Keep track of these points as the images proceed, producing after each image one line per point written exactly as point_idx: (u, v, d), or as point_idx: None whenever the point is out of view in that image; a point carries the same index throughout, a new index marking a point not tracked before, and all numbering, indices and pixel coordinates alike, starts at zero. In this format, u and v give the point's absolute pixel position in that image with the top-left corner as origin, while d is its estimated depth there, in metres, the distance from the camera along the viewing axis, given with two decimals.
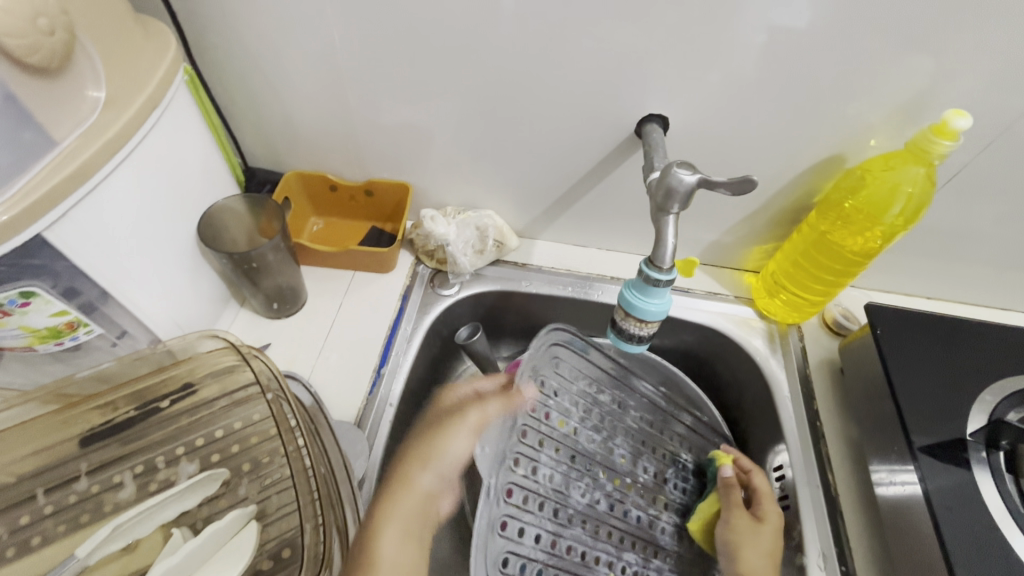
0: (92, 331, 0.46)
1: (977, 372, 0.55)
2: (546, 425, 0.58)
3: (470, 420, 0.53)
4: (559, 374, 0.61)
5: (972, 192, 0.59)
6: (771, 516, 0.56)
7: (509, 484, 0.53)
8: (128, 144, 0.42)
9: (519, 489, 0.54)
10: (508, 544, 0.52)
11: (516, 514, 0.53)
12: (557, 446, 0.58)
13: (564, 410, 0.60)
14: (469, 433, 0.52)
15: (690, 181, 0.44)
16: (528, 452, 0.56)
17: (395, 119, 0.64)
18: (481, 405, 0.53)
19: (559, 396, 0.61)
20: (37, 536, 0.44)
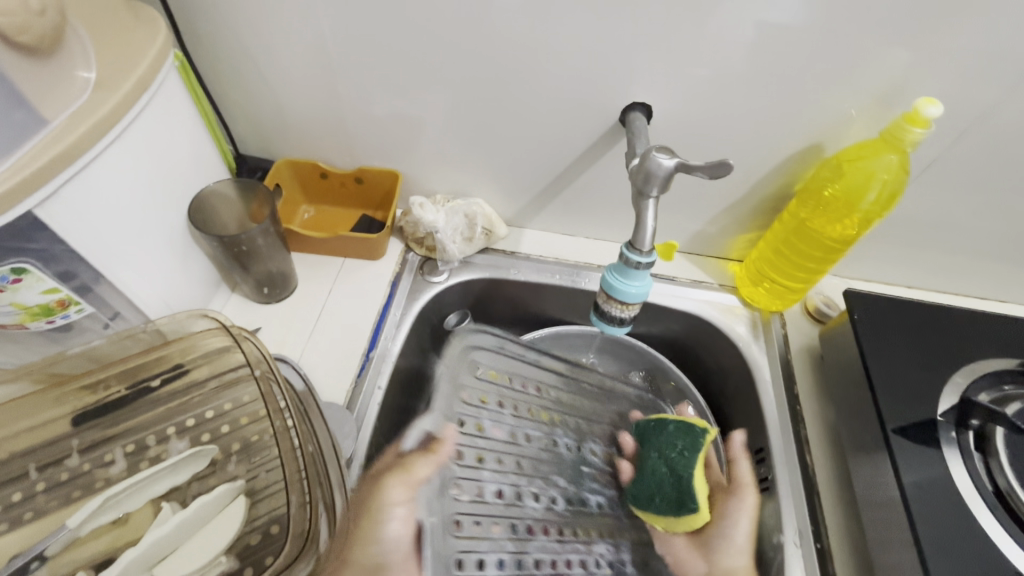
0: (84, 310, 0.47)
1: (949, 356, 0.56)
2: (483, 427, 0.60)
3: (401, 494, 0.51)
4: (484, 377, 0.63)
5: (948, 181, 0.60)
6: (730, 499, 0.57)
7: (457, 481, 0.56)
8: (118, 125, 0.43)
9: (470, 487, 0.56)
10: (463, 543, 0.54)
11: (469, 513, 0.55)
12: (501, 444, 0.60)
13: (500, 412, 0.62)
14: (401, 503, 0.51)
15: (669, 165, 0.45)
16: (471, 450, 0.58)
17: (384, 107, 0.64)
18: (407, 475, 0.52)
19: (491, 399, 0.62)
20: (30, 512, 0.45)
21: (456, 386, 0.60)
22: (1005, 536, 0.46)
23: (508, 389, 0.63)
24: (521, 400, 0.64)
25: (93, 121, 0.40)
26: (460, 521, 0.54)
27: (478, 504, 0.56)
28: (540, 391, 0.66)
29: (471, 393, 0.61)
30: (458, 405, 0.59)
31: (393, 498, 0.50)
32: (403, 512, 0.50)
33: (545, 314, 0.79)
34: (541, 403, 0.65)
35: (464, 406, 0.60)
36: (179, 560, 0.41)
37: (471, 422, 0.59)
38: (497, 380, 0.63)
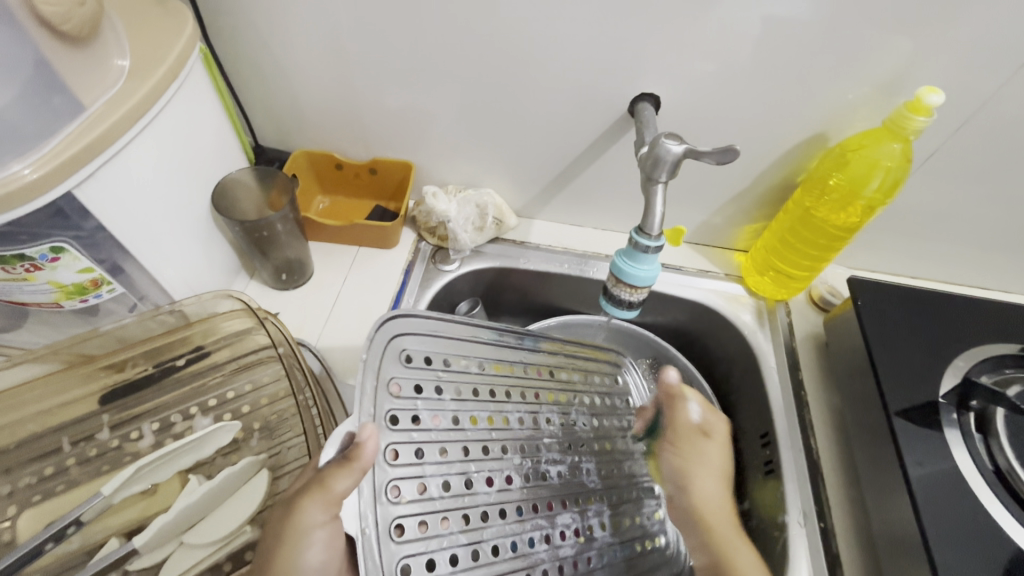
0: (115, 290, 0.49)
1: (951, 341, 0.58)
2: (427, 408, 0.45)
3: (318, 516, 0.35)
4: (419, 367, 0.46)
5: (951, 170, 0.61)
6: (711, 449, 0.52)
7: (394, 484, 0.41)
8: (150, 111, 0.45)
9: (410, 485, 0.42)
10: (407, 550, 0.40)
11: (410, 509, 0.41)
12: (448, 433, 0.46)
13: (442, 401, 0.47)
14: (320, 525, 0.35)
15: (677, 151, 0.46)
16: (409, 445, 0.43)
17: (397, 99, 0.66)
18: (321, 492, 0.35)
19: (432, 387, 0.47)
20: (62, 484, 0.47)
21: (382, 381, 0.43)
22: (1005, 512, 0.48)
23: (449, 372, 0.48)
24: (465, 381, 0.49)
25: (126, 106, 0.42)
26: (404, 523, 0.40)
27: (421, 501, 0.42)
28: (484, 368, 0.51)
29: (405, 383, 0.45)
30: (388, 399, 0.43)
31: (311, 522, 0.35)
32: (323, 534, 0.36)
33: (553, 304, 0.80)
34: (492, 379, 0.52)
35: (398, 399, 0.43)
36: (205, 528, 0.44)
37: (406, 417, 0.44)
38: (444, 362, 0.48)
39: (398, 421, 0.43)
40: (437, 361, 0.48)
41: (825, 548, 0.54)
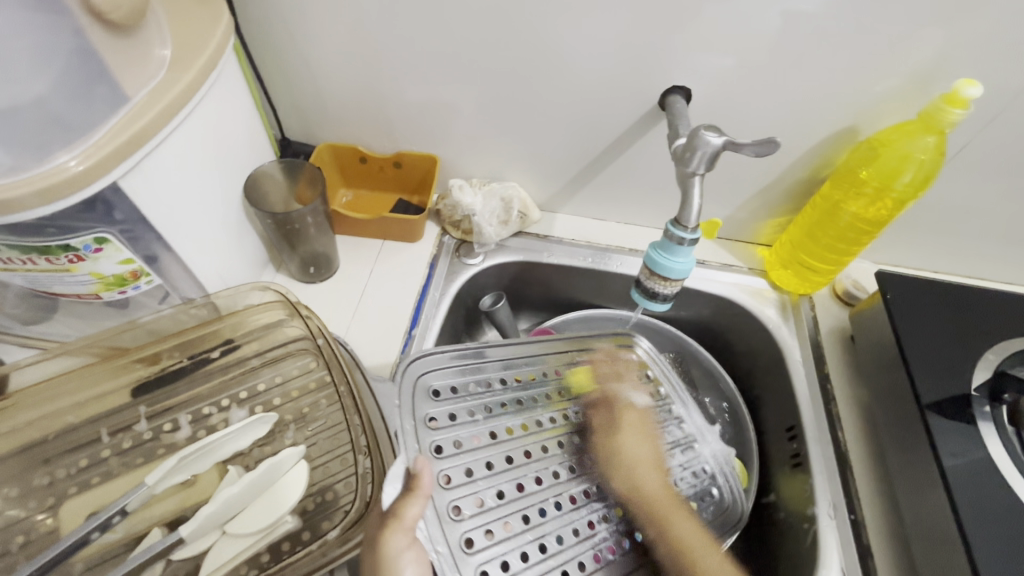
0: (152, 282, 0.49)
1: (981, 335, 0.58)
2: (459, 427, 0.51)
3: (403, 542, 0.41)
4: (445, 398, 0.52)
5: (981, 165, 0.61)
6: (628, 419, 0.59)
7: (454, 505, 0.47)
8: (191, 101, 0.45)
9: (468, 501, 0.48)
10: (481, 557, 0.46)
11: (473, 521, 0.47)
12: (486, 448, 0.51)
13: (475, 422, 0.52)
14: (407, 550, 0.41)
15: (717, 143, 0.47)
16: (458, 468, 0.49)
17: (423, 92, 0.66)
18: (396, 522, 0.41)
19: (461, 410, 0.52)
20: (97, 476, 0.47)
21: (417, 419, 0.50)
22: None
23: (473, 394, 0.54)
24: (490, 400, 0.54)
25: (168, 98, 0.42)
26: (473, 536, 0.47)
27: (481, 513, 0.48)
28: (505, 384, 0.56)
29: (437, 416, 0.51)
30: (424, 433, 0.50)
31: (398, 545, 0.40)
32: (414, 555, 0.41)
33: (575, 298, 0.80)
34: (516, 391, 0.56)
35: (435, 432, 0.50)
36: (246, 518, 0.44)
37: (448, 444, 0.50)
38: (466, 390, 0.54)
39: (442, 450, 0.50)
40: (457, 388, 0.53)
41: (857, 540, 0.55)
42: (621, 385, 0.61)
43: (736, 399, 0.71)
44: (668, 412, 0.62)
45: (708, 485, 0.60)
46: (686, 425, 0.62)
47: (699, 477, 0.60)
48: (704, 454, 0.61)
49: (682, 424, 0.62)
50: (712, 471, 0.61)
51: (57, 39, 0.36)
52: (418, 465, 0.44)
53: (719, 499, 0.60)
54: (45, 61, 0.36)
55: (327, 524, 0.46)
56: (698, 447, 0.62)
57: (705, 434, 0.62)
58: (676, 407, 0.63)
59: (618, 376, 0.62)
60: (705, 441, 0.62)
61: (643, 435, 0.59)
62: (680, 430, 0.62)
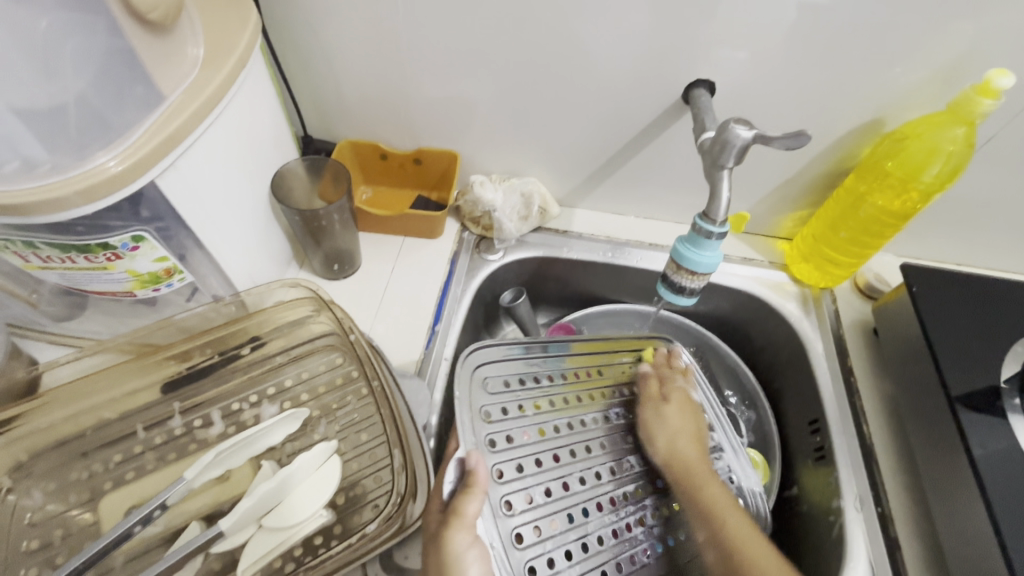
0: (185, 279, 0.50)
1: (1009, 328, 0.58)
2: (511, 422, 0.55)
3: (467, 539, 0.44)
4: (499, 390, 0.57)
5: (1009, 156, 0.61)
6: (675, 397, 0.62)
7: (506, 500, 0.51)
8: (223, 100, 0.46)
9: (519, 497, 0.52)
10: (528, 553, 0.50)
11: (523, 515, 0.51)
12: (535, 444, 0.55)
13: (524, 416, 0.56)
14: (470, 547, 0.44)
15: (747, 137, 0.47)
16: (509, 463, 0.53)
17: (444, 89, 0.66)
18: (459, 519, 0.44)
19: (513, 405, 0.56)
20: (131, 471, 0.47)
21: (474, 410, 0.54)
22: None
23: (524, 391, 0.58)
24: (540, 395, 0.59)
25: (202, 96, 0.43)
26: (522, 531, 0.51)
27: (530, 509, 0.52)
28: (552, 383, 0.60)
29: (492, 409, 0.56)
30: (481, 426, 0.54)
31: (462, 543, 0.43)
32: (477, 552, 0.44)
33: (593, 293, 0.80)
34: (562, 391, 0.60)
35: (489, 424, 0.54)
36: (281, 512, 0.45)
37: (500, 438, 0.54)
38: (517, 385, 0.58)
39: (495, 444, 0.54)
40: (513, 383, 0.58)
41: (884, 534, 0.55)
42: (689, 381, 0.65)
43: (756, 391, 0.71)
44: (699, 417, 0.65)
45: (733, 495, 0.61)
46: (715, 432, 0.65)
47: (725, 485, 0.61)
48: (731, 462, 0.63)
49: (711, 433, 0.64)
50: (738, 480, 0.62)
51: (89, 40, 0.36)
52: (472, 461, 0.48)
53: (745, 509, 0.60)
54: (85, 60, 0.36)
55: (358, 520, 0.47)
56: (725, 457, 0.63)
57: (732, 445, 0.64)
58: (705, 415, 0.65)
59: (670, 377, 0.65)
60: (732, 451, 0.64)
61: (686, 411, 0.62)
62: (709, 438, 0.64)
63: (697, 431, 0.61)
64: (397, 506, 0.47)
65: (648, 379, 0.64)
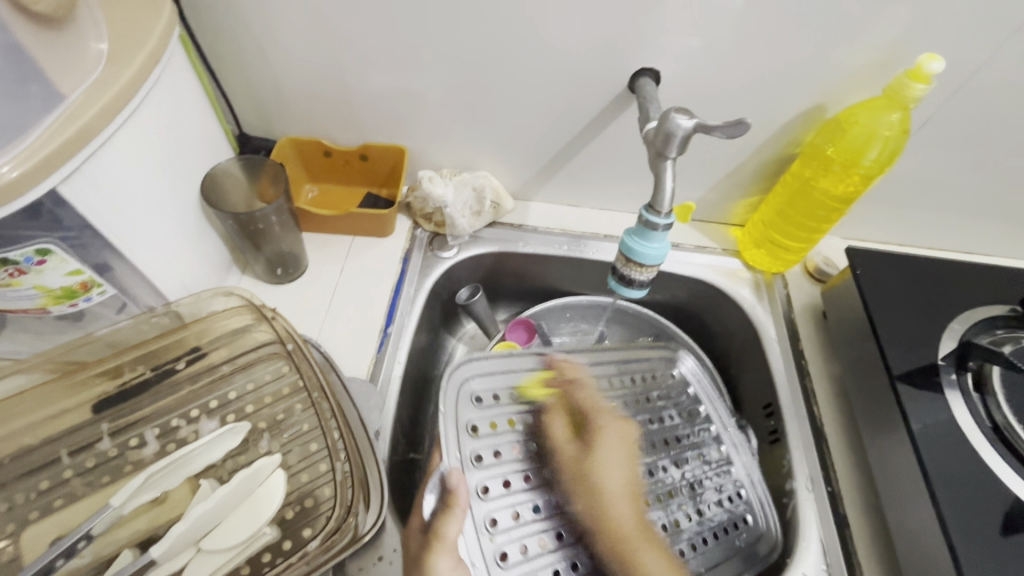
0: (105, 292, 0.47)
1: (944, 307, 0.60)
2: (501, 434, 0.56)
3: (450, 564, 0.46)
4: (490, 405, 0.57)
5: (942, 140, 0.63)
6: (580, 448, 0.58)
7: (490, 516, 0.52)
8: (134, 100, 0.43)
9: (504, 514, 0.53)
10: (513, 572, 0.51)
11: (508, 533, 0.52)
12: (525, 460, 0.56)
13: (514, 432, 0.57)
14: (452, 570, 0.46)
15: (687, 126, 0.47)
16: (496, 479, 0.54)
17: (388, 82, 0.63)
18: (442, 542, 0.46)
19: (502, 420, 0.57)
20: (60, 498, 0.44)
21: (461, 424, 0.55)
22: (1005, 466, 0.50)
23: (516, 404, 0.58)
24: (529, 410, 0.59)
25: (107, 95, 0.40)
26: (506, 550, 0.52)
27: (517, 526, 0.53)
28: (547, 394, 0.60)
29: (479, 423, 0.56)
30: (468, 442, 0.54)
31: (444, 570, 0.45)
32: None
33: (552, 287, 0.80)
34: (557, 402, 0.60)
35: (476, 439, 0.55)
36: (222, 533, 0.42)
37: (488, 453, 0.55)
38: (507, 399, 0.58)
39: (481, 459, 0.54)
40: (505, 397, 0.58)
41: (833, 511, 0.56)
42: (597, 400, 0.62)
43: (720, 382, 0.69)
44: (704, 434, 0.65)
45: (743, 511, 0.60)
46: (723, 445, 0.64)
47: (731, 502, 0.61)
48: (742, 479, 0.62)
49: (718, 448, 0.64)
50: (747, 496, 0.61)
51: None
52: (452, 480, 0.49)
53: (752, 526, 0.60)
54: None
55: (307, 533, 0.45)
56: (735, 473, 0.62)
57: (745, 460, 0.63)
58: (712, 428, 0.65)
59: (573, 385, 0.62)
60: (744, 467, 0.63)
61: (624, 456, 0.60)
62: (717, 450, 0.64)
63: (626, 479, 0.59)
64: (343, 517, 0.45)
65: (553, 416, 0.59)
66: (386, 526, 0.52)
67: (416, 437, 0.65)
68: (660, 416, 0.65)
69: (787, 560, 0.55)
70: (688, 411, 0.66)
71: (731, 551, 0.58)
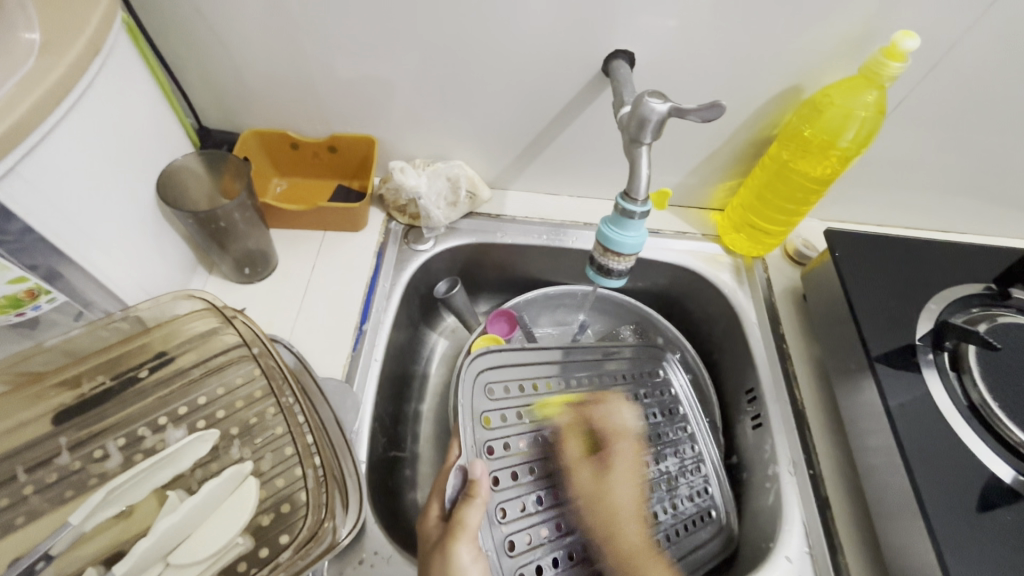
0: (55, 300, 0.46)
1: (920, 287, 0.60)
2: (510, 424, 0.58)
3: (470, 552, 0.45)
4: (502, 397, 0.59)
5: (918, 118, 0.62)
6: (581, 467, 0.60)
7: (500, 507, 0.54)
8: (74, 91, 0.41)
9: (512, 505, 0.55)
10: (520, 561, 0.52)
11: (515, 526, 0.54)
12: (531, 453, 0.58)
13: (522, 424, 0.59)
14: (473, 559, 0.45)
15: (662, 110, 0.45)
16: (505, 471, 0.56)
17: (354, 70, 0.61)
18: (463, 531, 0.45)
19: (513, 413, 0.59)
20: (20, 516, 0.41)
21: (475, 416, 0.56)
22: (981, 443, 0.50)
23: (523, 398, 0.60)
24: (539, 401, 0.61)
25: (42, 89, 0.37)
26: (514, 540, 0.53)
27: (522, 517, 0.54)
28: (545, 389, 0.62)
29: (492, 416, 0.58)
30: (483, 433, 0.56)
31: (465, 560, 0.44)
32: (478, 567, 0.45)
33: (532, 277, 0.78)
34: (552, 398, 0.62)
35: (488, 431, 0.56)
36: (192, 546, 0.41)
37: (499, 445, 0.57)
38: (517, 391, 0.61)
39: (493, 451, 0.56)
40: (513, 390, 0.60)
41: (816, 493, 0.56)
42: (627, 429, 0.64)
43: (697, 365, 0.71)
44: (682, 432, 0.67)
45: (708, 505, 0.63)
46: (698, 444, 0.66)
47: (701, 498, 0.63)
48: (709, 474, 0.64)
49: (693, 446, 0.66)
50: (714, 492, 0.63)
51: None
52: (475, 471, 0.49)
53: (717, 520, 0.62)
54: None
55: (283, 541, 0.43)
56: (706, 469, 0.65)
57: (713, 457, 0.65)
58: (689, 428, 0.67)
59: (606, 401, 0.65)
60: (713, 464, 0.65)
61: (634, 475, 0.61)
62: (690, 450, 0.65)
63: (638, 503, 0.60)
64: (319, 523, 0.43)
65: (570, 438, 0.60)
66: (366, 528, 0.51)
67: (397, 435, 0.64)
68: (648, 411, 0.66)
69: (771, 543, 0.55)
70: (669, 408, 0.68)
71: (699, 542, 0.60)
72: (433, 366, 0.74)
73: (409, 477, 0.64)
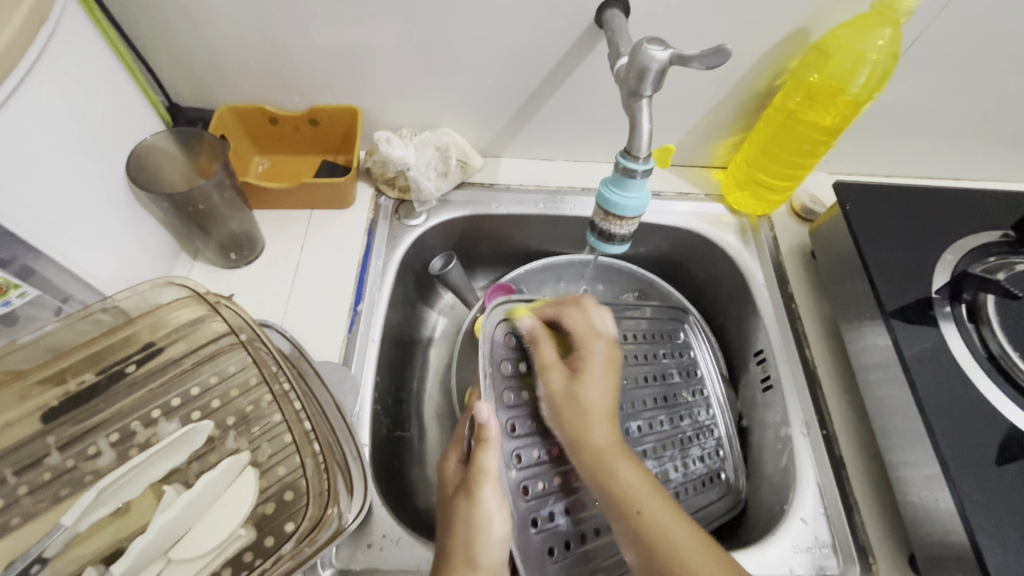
0: (27, 294, 0.42)
1: (935, 238, 0.58)
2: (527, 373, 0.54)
3: (495, 497, 0.46)
4: None
5: (931, 60, 0.59)
6: (595, 353, 0.53)
7: (515, 453, 0.51)
8: (14, 71, 0.38)
9: (528, 451, 0.52)
10: (532, 503, 0.50)
11: (529, 473, 0.51)
12: None
13: None
14: (497, 507, 0.46)
15: (663, 58, 0.42)
16: (520, 417, 0.53)
17: (332, 36, 0.57)
18: (485, 476, 0.46)
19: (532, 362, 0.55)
20: (16, 518, 0.40)
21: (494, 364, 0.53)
22: (1001, 394, 0.48)
23: None
24: None
25: None
26: (527, 484, 0.51)
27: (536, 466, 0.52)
28: None
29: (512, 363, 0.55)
30: (499, 379, 0.53)
31: (489, 506, 0.45)
32: (501, 511, 0.46)
33: (530, 248, 0.76)
34: None
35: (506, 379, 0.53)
36: (192, 541, 0.40)
37: (516, 392, 0.53)
38: None
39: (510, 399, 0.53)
40: None
41: (829, 454, 0.55)
42: (592, 323, 0.56)
43: (707, 332, 0.69)
44: (697, 394, 0.65)
45: (718, 466, 0.62)
46: (713, 410, 0.65)
47: (711, 459, 0.62)
48: (722, 438, 0.63)
49: (707, 409, 0.65)
50: (725, 454, 0.63)
51: None
52: (483, 416, 0.47)
53: (727, 482, 0.61)
54: None
55: (283, 533, 0.42)
56: (718, 432, 0.64)
57: (726, 423, 0.64)
58: (705, 391, 0.66)
59: (567, 310, 0.56)
60: (725, 427, 0.64)
61: (607, 380, 0.52)
62: (705, 412, 0.64)
63: (612, 402, 0.51)
64: (322, 511, 0.42)
65: (539, 337, 0.54)
66: (372, 512, 0.50)
67: (401, 417, 0.63)
68: (662, 373, 0.65)
69: (786, 505, 0.54)
70: (687, 369, 0.66)
71: (707, 501, 0.60)
72: (433, 344, 0.72)
73: (414, 457, 0.63)
